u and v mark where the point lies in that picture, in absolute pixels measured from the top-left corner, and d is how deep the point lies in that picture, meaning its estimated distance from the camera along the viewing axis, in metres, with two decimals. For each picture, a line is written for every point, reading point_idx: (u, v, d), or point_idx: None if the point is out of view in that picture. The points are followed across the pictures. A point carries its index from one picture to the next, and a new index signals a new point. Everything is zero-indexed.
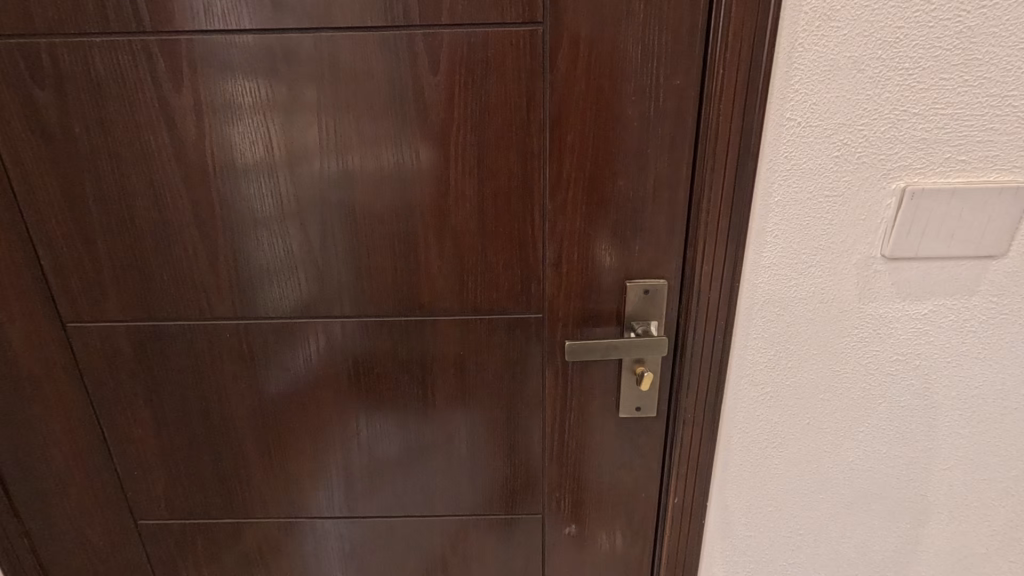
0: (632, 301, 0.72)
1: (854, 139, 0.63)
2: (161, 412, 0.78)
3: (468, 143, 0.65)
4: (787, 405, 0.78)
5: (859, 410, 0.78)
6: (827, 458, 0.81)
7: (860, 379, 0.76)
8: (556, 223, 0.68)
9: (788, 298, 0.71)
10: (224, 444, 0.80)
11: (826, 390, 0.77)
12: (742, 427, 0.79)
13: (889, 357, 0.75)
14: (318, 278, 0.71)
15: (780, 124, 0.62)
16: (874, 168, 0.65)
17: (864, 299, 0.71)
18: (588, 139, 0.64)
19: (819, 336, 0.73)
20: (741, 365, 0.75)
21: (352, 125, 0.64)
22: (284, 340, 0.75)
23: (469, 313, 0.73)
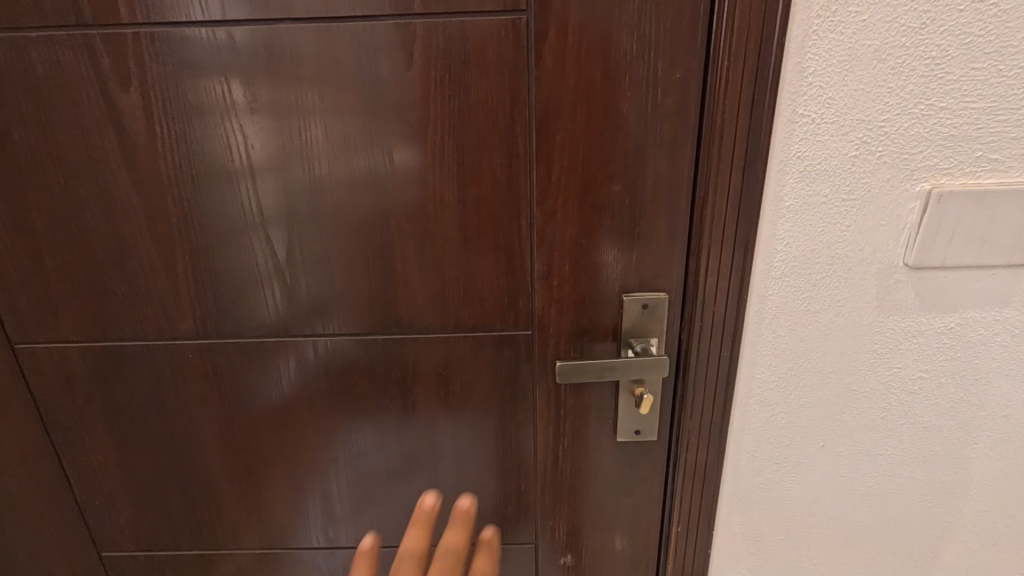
0: (629, 317, 0.66)
1: (874, 137, 0.57)
2: (122, 438, 0.72)
3: (447, 145, 0.59)
4: (800, 426, 0.72)
5: (878, 432, 0.72)
6: (843, 483, 0.75)
7: (880, 398, 0.70)
8: (545, 231, 0.62)
9: (800, 312, 0.65)
10: (191, 471, 0.75)
11: (843, 410, 0.71)
12: (750, 449, 0.73)
13: (912, 374, 0.68)
14: (287, 293, 0.65)
15: (792, 121, 0.56)
16: (896, 169, 0.58)
17: (884, 312, 0.65)
18: (579, 140, 0.58)
19: (835, 353, 0.67)
20: (749, 384, 0.69)
21: (319, 126, 0.58)
22: (253, 360, 0.69)
23: (453, 330, 0.67)
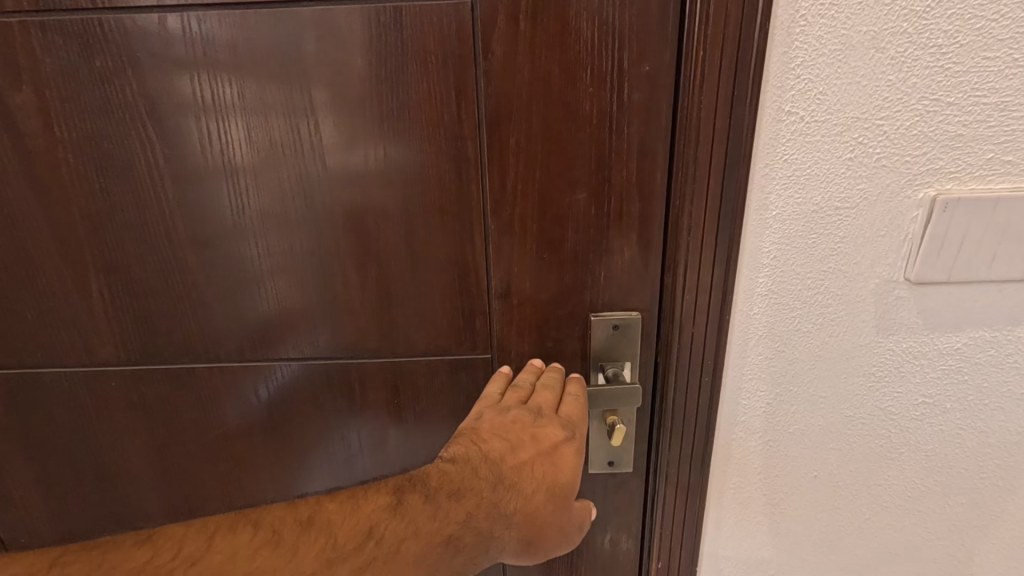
0: (599, 340, 0.59)
1: (871, 137, 0.50)
2: (44, 473, 0.66)
3: (388, 148, 0.52)
4: (790, 455, 0.65)
5: (876, 461, 0.65)
6: (838, 515, 0.68)
7: (878, 426, 0.63)
8: (501, 245, 0.55)
9: (789, 332, 0.58)
10: (123, 507, 0.68)
11: (837, 439, 0.64)
12: (735, 480, 0.67)
13: (914, 399, 0.62)
14: (216, 315, 0.58)
15: (777, 120, 0.49)
16: (896, 173, 0.51)
17: (882, 332, 0.58)
18: (536, 143, 0.51)
19: (829, 377, 0.61)
20: (734, 410, 0.63)
21: (243, 127, 0.52)
22: (182, 389, 0.62)
23: (404, 353, 0.60)
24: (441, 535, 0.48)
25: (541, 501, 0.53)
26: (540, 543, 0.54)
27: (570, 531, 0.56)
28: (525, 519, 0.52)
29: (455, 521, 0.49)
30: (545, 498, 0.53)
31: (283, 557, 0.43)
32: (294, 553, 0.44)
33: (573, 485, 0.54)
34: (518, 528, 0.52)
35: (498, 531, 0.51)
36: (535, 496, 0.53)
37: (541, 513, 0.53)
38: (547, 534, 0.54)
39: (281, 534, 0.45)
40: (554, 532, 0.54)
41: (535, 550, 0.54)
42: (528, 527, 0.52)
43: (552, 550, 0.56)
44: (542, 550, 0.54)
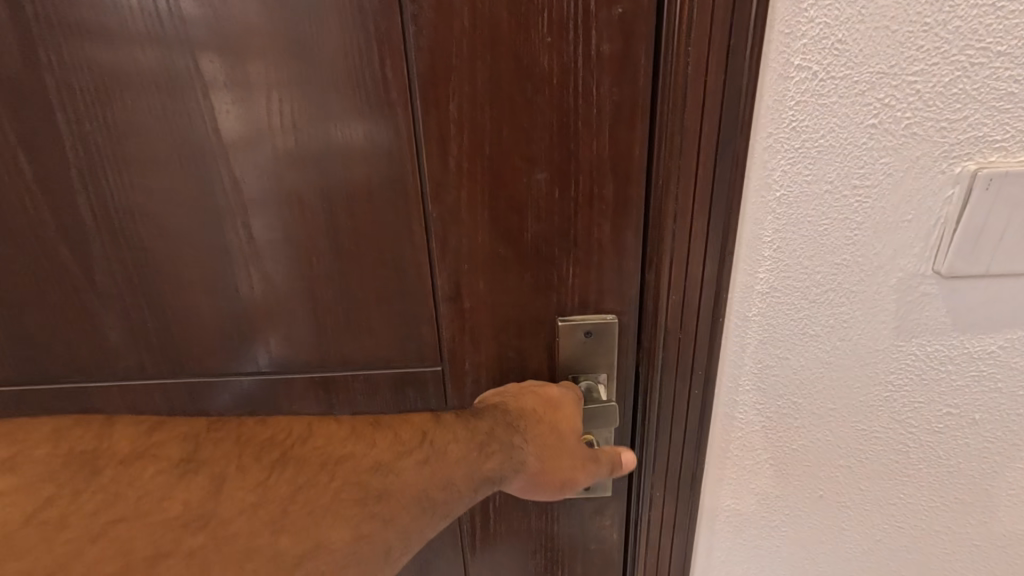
0: (569, 349, 0.50)
1: (899, 97, 0.40)
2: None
3: (300, 119, 0.42)
4: (792, 475, 0.56)
5: (892, 480, 0.57)
6: (847, 538, 0.60)
7: (895, 440, 0.55)
8: (447, 236, 0.45)
9: (794, 336, 0.49)
10: None
11: (847, 455, 0.55)
12: (730, 502, 0.58)
13: (938, 410, 0.53)
14: (105, 326, 0.48)
15: (783, 78, 0.39)
16: (928, 144, 0.42)
17: (903, 335, 0.49)
18: (483, 109, 0.41)
19: (839, 387, 0.52)
20: (727, 426, 0.54)
21: (114, 91, 0.41)
22: (75, 414, 0.52)
23: (338, 366, 0.51)
24: (478, 441, 0.44)
25: (552, 427, 0.47)
26: (551, 474, 0.47)
27: (587, 466, 0.48)
28: (540, 444, 0.47)
29: (479, 432, 0.44)
30: (557, 426, 0.47)
31: (363, 446, 0.40)
32: (373, 445, 0.41)
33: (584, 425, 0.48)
34: (533, 449, 0.46)
35: (518, 448, 0.46)
36: (547, 423, 0.47)
37: (555, 440, 0.47)
38: (562, 463, 0.47)
39: (362, 427, 0.42)
40: (569, 462, 0.48)
41: (546, 480, 0.47)
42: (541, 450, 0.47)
43: (568, 486, 0.48)
44: (555, 482, 0.48)
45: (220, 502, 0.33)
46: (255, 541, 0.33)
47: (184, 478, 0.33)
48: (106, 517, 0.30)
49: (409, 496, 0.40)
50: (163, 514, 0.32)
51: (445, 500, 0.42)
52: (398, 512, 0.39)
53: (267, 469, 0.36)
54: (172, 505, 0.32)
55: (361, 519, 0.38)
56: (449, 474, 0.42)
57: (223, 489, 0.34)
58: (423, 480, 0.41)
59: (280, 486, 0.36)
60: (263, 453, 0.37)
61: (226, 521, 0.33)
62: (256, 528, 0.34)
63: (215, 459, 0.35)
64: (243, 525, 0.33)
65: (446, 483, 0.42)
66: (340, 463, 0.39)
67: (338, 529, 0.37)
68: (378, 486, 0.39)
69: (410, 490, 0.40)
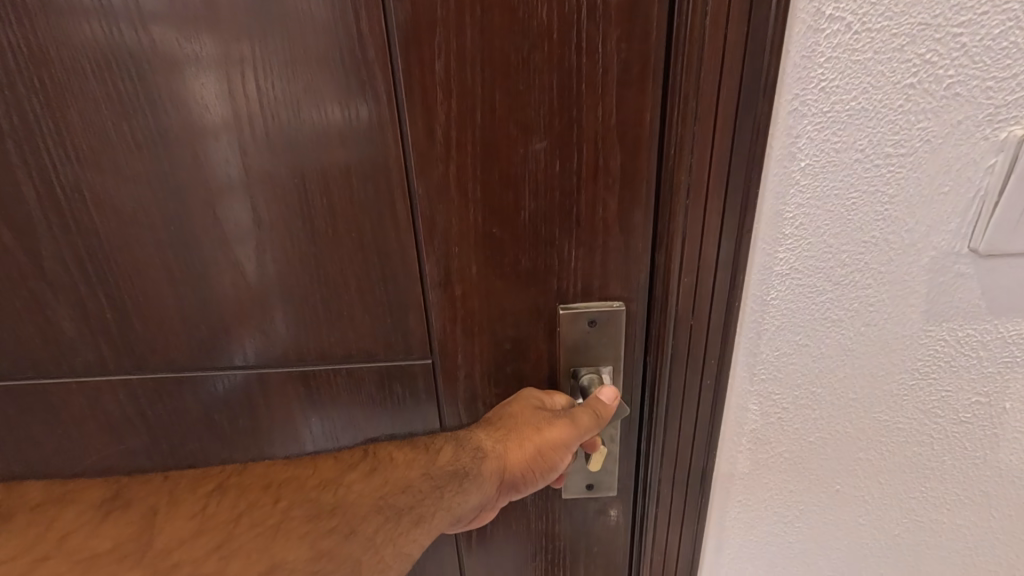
0: (572, 340, 0.45)
1: (942, 52, 0.36)
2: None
3: (266, 84, 0.37)
4: (810, 471, 0.52)
5: (914, 475, 0.53)
6: (863, 535, 0.57)
7: (918, 432, 0.51)
8: (435, 216, 0.41)
9: (816, 323, 0.45)
10: None
11: (868, 450, 0.51)
12: (743, 501, 0.54)
13: (966, 399, 0.49)
14: (58, 318, 0.44)
15: (813, 30, 0.34)
16: (972, 105, 0.37)
17: (933, 319, 0.45)
18: (473, 71, 0.36)
19: (862, 377, 0.47)
20: (743, 422, 0.49)
21: (51, 50, 0.36)
22: (32, 414, 0.47)
23: (318, 360, 0.46)
24: (423, 445, 0.44)
25: (500, 412, 0.45)
26: (519, 449, 0.43)
27: (556, 422, 0.44)
28: (500, 434, 0.44)
29: (424, 441, 0.45)
30: (506, 409, 0.45)
31: (305, 469, 0.42)
32: (314, 467, 0.43)
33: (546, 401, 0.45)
34: (487, 433, 0.44)
35: (470, 438, 0.44)
36: (495, 413, 0.46)
37: (505, 419, 0.45)
38: (525, 433, 0.43)
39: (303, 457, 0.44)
40: (531, 429, 0.43)
41: (519, 457, 0.44)
42: (496, 431, 0.44)
43: (551, 451, 0.43)
44: (531, 456, 0.43)
45: (155, 534, 0.38)
46: (203, 565, 0.37)
47: (105, 518, 0.38)
48: (32, 558, 0.36)
49: (366, 504, 0.41)
50: (90, 550, 0.37)
51: (411, 505, 0.42)
52: (359, 523, 0.41)
53: (201, 498, 0.40)
54: (98, 541, 0.37)
55: (317, 536, 0.40)
56: (404, 478, 0.42)
57: (157, 523, 0.38)
58: (377, 488, 0.42)
59: (220, 511, 0.39)
60: (198, 486, 0.40)
61: (167, 550, 0.37)
62: (200, 554, 0.37)
63: (141, 496, 0.40)
64: (183, 552, 0.37)
65: (405, 486, 0.42)
66: (283, 486, 0.41)
67: (292, 547, 0.39)
68: (331, 501, 0.41)
69: (366, 499, 0.41)
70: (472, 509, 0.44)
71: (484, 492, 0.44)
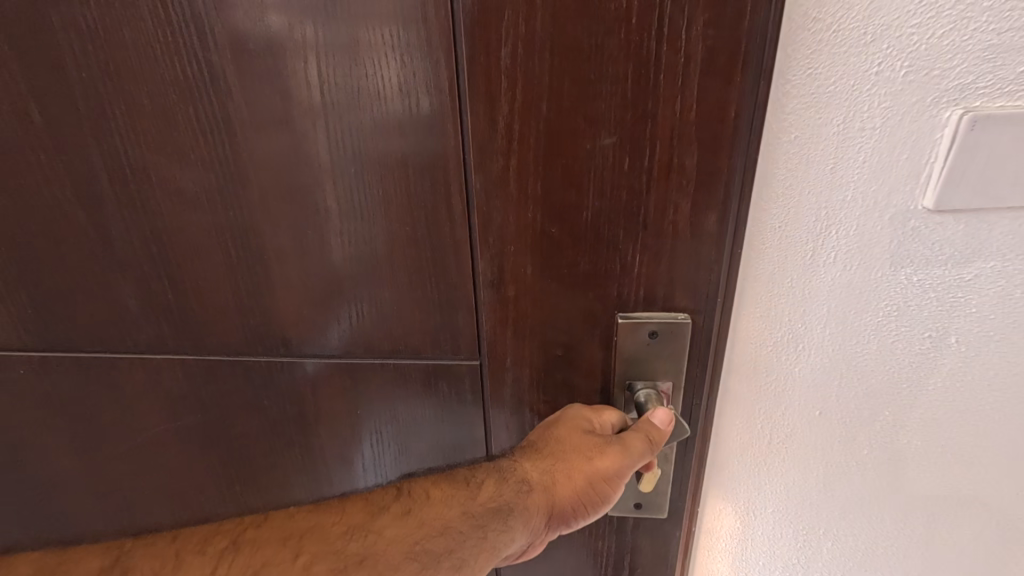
0: (629, 351, 0.42)
1: (904, 47, 0.33)
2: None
3: (326, 71, 0.36)
4: (820, 489, 0.48)
5: (945, 480, 0.46)
6: (873, 565, 0.51)
7: (917, 464, 0.46)
8: (490, 211, 0.38)
9: (800, 328, 0.42)
10: (51, 517, 0.57)
11: (864, 479, 0.47)
12: (739, 522, 0.51)
13: (970, 429, 0.44)
14: (125, 296, 0.45)
15: (799, 19, 0.33)
16: (934, 87, 0.34)
17: (923, 327, 0.41)
18: (534, 58, 0.34)
19: (856, 379, 0.43)
20: (741, 431, 0.47)
21: (124, 35, 0.36)
22: (100, 384, 0.49)
23: (365, 354, 0.46)
24: (461, 480, 0.43)
25: (545, 439, 0.42)
26: (568, 482, 0.41)
27: (608, 449, 0.41)
28: (547, 464, 0.41)
29: (461, 476, 0.43)
30: (551, 433, 0.42)
31: (329, 516, 0.40)
32: (342, 514, 0.40)
33: (596, 425, 0.42)
34: (532, 464, 0.42)
35: (514, 470, 0.42)
36: (539, 437, 0.42)
37: (552, 446, 0.42)
38: (574, 462, 0.41)
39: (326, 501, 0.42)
40: (581, 457, 0.41)
41: (569, 491, 0.41)
42: (542, 461, 0.42)
43: (603, 483, 0.41)
44: (581, 489, 0.41)
45: None
46: None
47: None
48: None
49: (399, 551, 0.39)
50: None
51: (449, 548, 0.40)
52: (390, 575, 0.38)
53: (212, 559, 0.37)
54: None
55: None
56: (441, 518, 0.40)
57: None
58: (411, 531, 0.40)
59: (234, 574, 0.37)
60: (208, 544, 0.38)
61: None
62: None
63: (144, 564, 0.37)
64: None
65: (442, 527, 0.40)
66: (305, 536, 0.39)
67: None
68: (360, 551, 0.38)
69: (399, 545, 0.39)
70: (516, 547, 0.42)
71: (531, 528, 0.41)
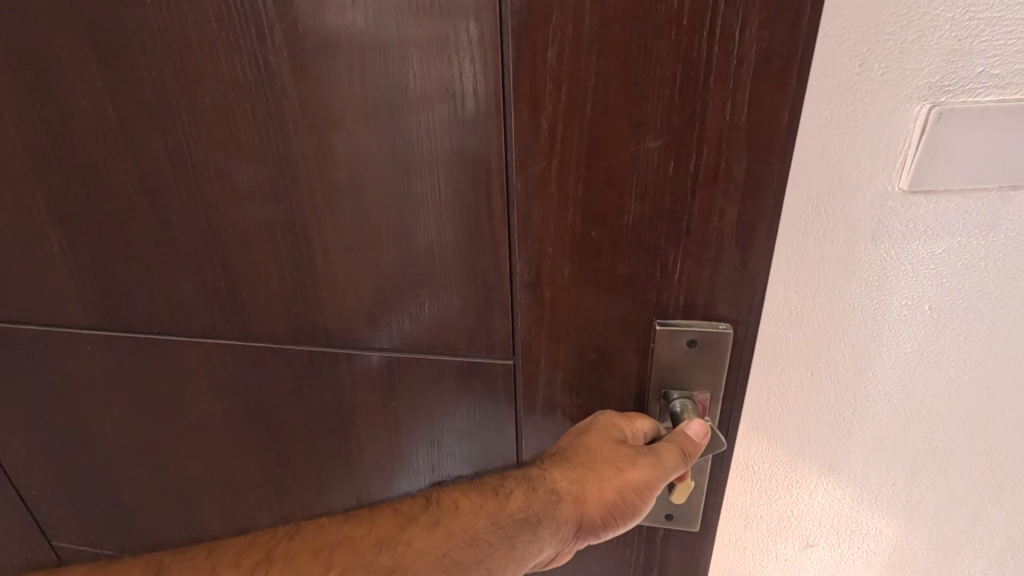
0: (665, 359, 0.41)
1: (882, 49, 0.37)
2: (30, 441, 0.60)
3: (375, 73, 0.37)
4: (820, 461, 0.52)
5: (925, 444, 0.51)
6: (864, 527, 0.54)
7: (901, 427, 0.50)
8: (529, 212, 0.38)
9: (795, 304, 0.45)
10: (111, 485, 0.61)
11: (854, 443, 0.51)
12: (742, 492, 0.54)
13: (947, 393, 0.48)
14: (183, 283, 0.48)
15: None
16: (908, 85, 0.38)
17: (903, 298, 0.45)
18: (578, 59, 0.33)
19: (847, 355, 0.47)
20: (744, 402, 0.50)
21: (190, 38, 0.38)
22: (157, 364, 0.53)
23: (402, 348, 0.47)
24: (490, 490, 0.43)
25: (575, 446, 0.42)
26: (598, 491, 0.41)
27: (639, 461, 0.40)
28: (577, 475, 0.41)
29: (489, 486, 0.43)
30: (581, 442, 0.41)
31: (360, 528, 0.41)
32: (371, 526, 0.41)
33: (626, 436, 0.41)
34: (562, 473, 0.41)
35: (543, 479, 0.42)
36: (570, 445, 0.42)
37: (582, 456, 0.41)
38: (605, 472, 0.40)
39: (356, 513, 0.42)
40: (612, 468, 0.40)
41: (598, 501, 0.41)
42: (571, 470, 0.41)
43: (634, 495, 0.40)
44: (612, 500, 0.41)
45: None
46: None
47: None
48: None
49: (429, 562, 0.39)
50: None
51: (479, 559, 0.40)
52: None
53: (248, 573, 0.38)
54: None
55: None
56: (470, 528, 0.40)
57: None
58: (440, 542, 0.40)
59: None
60: (243, 559, 0.39)
61: None
62: None
63: None
64: None
65: (472, 538, 0.40)
66: (338, 550, 0.39)
67: None
68: (389, 563, 0.39)
69: (428, 555, 0.39)
70: (544, 557, 0.42)
71: (560, 538, 0.41)
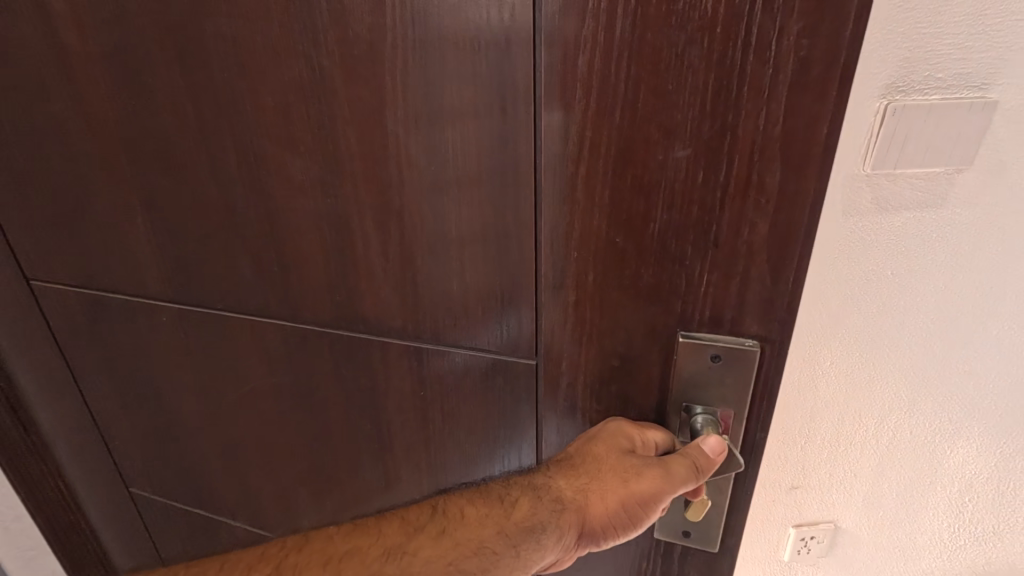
0: (688, 372, 0.40)
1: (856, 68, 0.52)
2: (115, 397, 0.68)
3: (416, 77, 0.39)
4: (818, 391, 0.67)
5: (891, 370, 0.67)
6: (847, 439, 0.71)
7: (875, 360, 0.66)
8: (557, 214, 0.38)
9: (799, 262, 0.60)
10: (178, 443, 0.68)
11: (840, 372, 0.66)
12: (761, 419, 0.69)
13: (908, 330, 0.64)
14: (244, 266, 0.52)
15: None
16: (876, 94, 0.53)
17: (877, 260, 0.60)
18: (607, 64, 0.33)
19: (839, 306, 0.62)
20: None
21: (256, 44, 0.42)
22: (219, 337, 0.58)
23: (432, 339, 0.49)
24: (495, 497, 0.44)
25: (583, 454, 0.42)
26: (603, 500, 0.42)
27: (645, 474, 0.40)
28: (582, 482, 0.42)
29: (494, 495, 0.44)
30: (588, 452, 0.42)
31: (369, 538, 0.43)
32: (380, 535, 0.43)
33: (636, 447, 0.41)
34: (568, 481, 0.42)
35: (549, 488, 0.43)
36: (578, 451, 0.42)
37: (589, 464, 0.41)
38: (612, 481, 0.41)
39: (365, 522, 0.45)
40: (617, 477, 0.41)
41: (605, 509, 0.42)
42: (577, 478, 0.42)
43: (640, 504, 0.41)
44: (615, 511, 0.41)
45: None
46: None
47: None
48: None
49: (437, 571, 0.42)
50: None
51: (484, 567, 0.42)
52: None
53: None
54: None
55: None
56: (476, 538, 0.42)
57: None
58: (444, 552, 0.42)
59: None
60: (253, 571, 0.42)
61: None
62: None
63: None
64: None
65: (477, 547, 0.42)
66: (345, 561, 0.42)
67: None
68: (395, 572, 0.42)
69: (435, 563, 0.42)
70: (551, 562, 0.43)
71: (564, 546, 0.42)
